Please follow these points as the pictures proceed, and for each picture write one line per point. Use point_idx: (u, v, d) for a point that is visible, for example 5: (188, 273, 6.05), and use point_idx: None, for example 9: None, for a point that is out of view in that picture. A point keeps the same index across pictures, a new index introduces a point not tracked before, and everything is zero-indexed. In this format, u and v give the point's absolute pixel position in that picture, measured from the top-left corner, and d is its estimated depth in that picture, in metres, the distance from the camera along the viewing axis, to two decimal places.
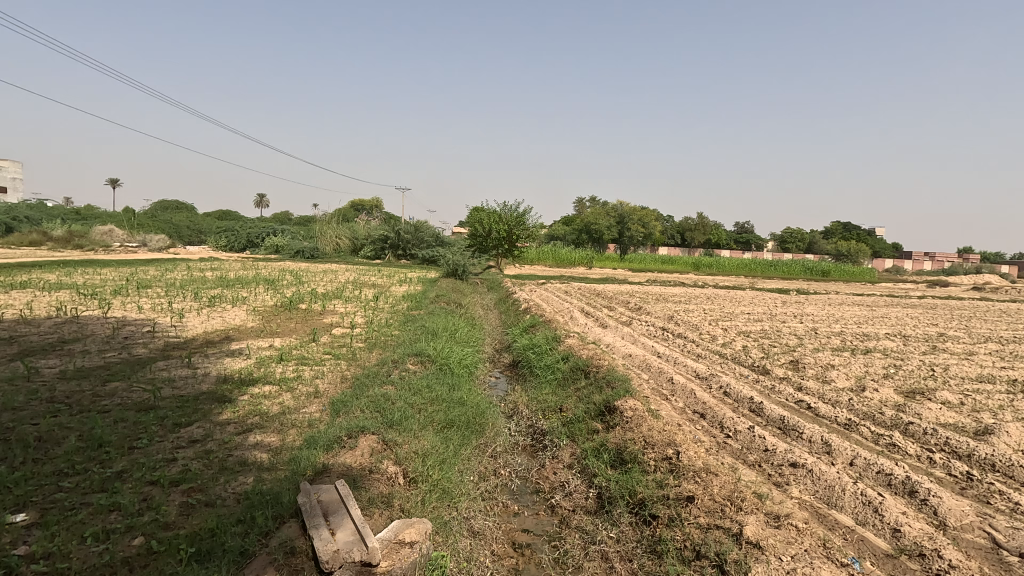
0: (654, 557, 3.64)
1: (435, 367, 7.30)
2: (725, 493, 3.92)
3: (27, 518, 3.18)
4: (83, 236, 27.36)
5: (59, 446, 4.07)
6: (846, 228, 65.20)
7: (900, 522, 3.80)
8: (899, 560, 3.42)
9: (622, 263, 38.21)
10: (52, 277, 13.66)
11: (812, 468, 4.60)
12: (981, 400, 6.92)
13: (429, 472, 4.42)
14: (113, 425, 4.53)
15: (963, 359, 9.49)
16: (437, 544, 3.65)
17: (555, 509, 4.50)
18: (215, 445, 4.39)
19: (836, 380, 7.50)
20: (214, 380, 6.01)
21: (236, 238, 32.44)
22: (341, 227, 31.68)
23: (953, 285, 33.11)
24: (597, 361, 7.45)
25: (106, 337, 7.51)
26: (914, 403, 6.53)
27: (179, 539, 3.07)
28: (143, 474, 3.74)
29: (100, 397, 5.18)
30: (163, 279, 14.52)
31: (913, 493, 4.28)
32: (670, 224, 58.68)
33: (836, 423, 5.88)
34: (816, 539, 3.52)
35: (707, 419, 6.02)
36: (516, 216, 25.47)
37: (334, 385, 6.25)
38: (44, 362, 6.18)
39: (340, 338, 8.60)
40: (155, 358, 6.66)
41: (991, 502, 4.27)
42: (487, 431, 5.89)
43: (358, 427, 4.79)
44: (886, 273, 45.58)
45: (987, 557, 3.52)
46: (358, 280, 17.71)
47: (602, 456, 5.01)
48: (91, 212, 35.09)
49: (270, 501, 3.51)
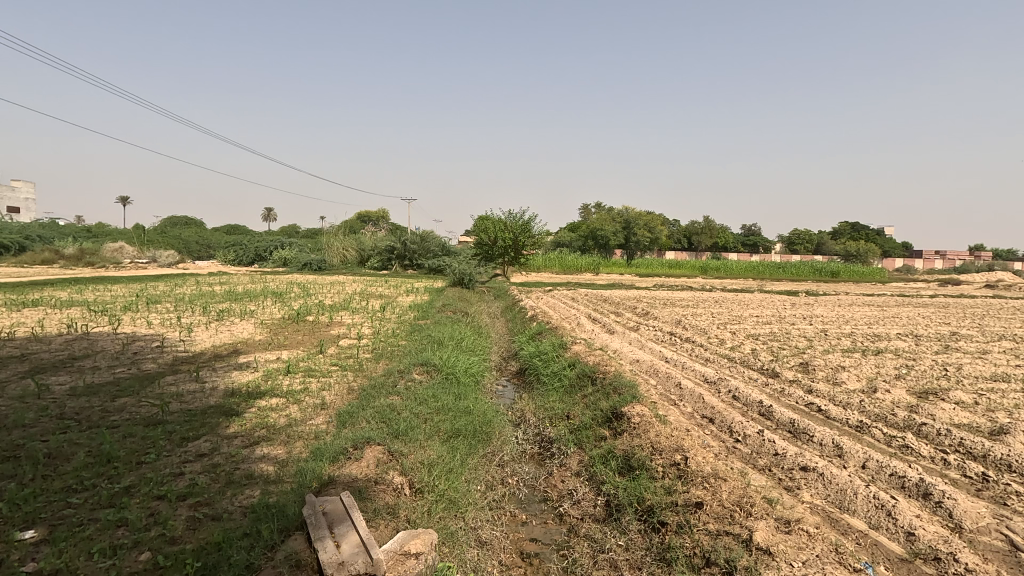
0: (664, 565, 3.58)
1: (441, 376, 7.29)
2: (735, 499, 3.87)
3: (36, 535, 3.21)
4: (95, 253, 27.58)
5: (68, 463, 4.10)
6: (855, 228, 64.46)
7: (914, 526, 3.73)
8: (913, 564, 3.37)
9: (629, 267, 38.22)
10: (64, 294, 13.83)
11: (823, 471, 4.52)
12: (996, 399, 6.78)
13: (436, 483, 4.39)
14: (121, 440, 4.56)
15: (976, 358, 9.34)
16: (443, 555, 3.61)
17: (563, 517, 4.46)
18: (221, 458, 4.40)
19: (847, 382, 7.40)
20: (223, 394, 6.04)
21: (244, 252, 32.69)
22: (348, 238, 31.93)
23: (963, 284, 32.70)
24: (604, 367, 7.43)
25: (116, 353, 7.58)
26: (927, 404, 6.44)
27: (185, 554, 3.07)
28: (151, 489, 3.76)
29: (108, 413, 5.21)
30: (172, 294, 14.67)
31: (927, 495, 4.20)
32: (677, 227, 58.56)
33: (848, 425, 5.80)
34: (828, 544, 3.44)
35: (715, 423, 5.97)
36: (522, 224, 25.42)
37: (340, 396, 6.26)
38: (56, 379, 6.24)
39: (347, 350, 8.61)
40: (163, 374, 6.69)
41: (1008, 503, 4.18)
42: (494, 440, 5.84)
43: (364, 438, 4.81)
44: (897, 272, 45.18)
45: (1005, 560, 3.44)
46: (365, 290, 17.87)
47: (611, 463, 4.97)
48: (104, 230, 35.50)
49: (276, 513, 3.51)
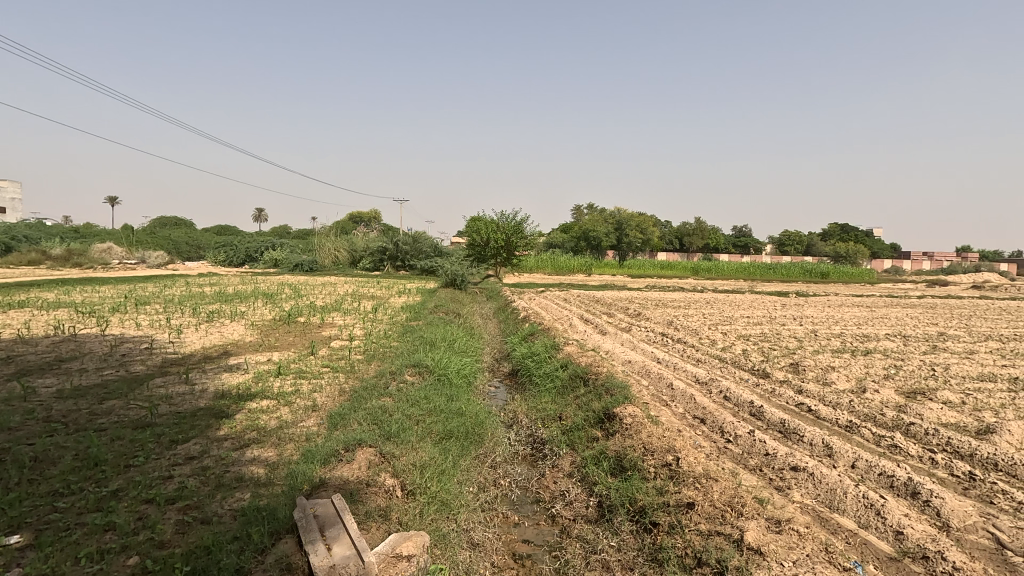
0: (655, 566, 3.59)
1: (434, 378, 7.26)
2: (725, 499, 3.89)
3: (22, 540, 3.16)
4: (83, 253, 27.21)
5: (55, 466, 4.05)
6: (844, 229, 65.18)
7: (902, 524, 3.76)
8: (902, 563, 3.40)
9: (621, 268, 38.36)
10: (51, 296, 13.64)
11: (813, 471, 4.56)
12: (982, 399, 6.88)
13: (428, 485, 4.37)
14: (110, 443, 4.50)
15: (964, 358, 9.46)
16: (435, 557, 3.60)
17: (555, 518, 4.47)
18: (211, 461, 4.36)
19: (837, 382, 7.48)
20: (213, 396, 5.99)
21: (234, 252, 32.38)
22: (340, 239, 31.79)
23: (951, 285, 33.09)
24: (596, 368, 7.45)
25: (104, 355, 7.48)
26: (914, 404, 6.51)
27: (174, 558, 3.04)
28: (139, 493, 3.71)
29: (96, 416, 5.14)
30: (162, 295, 14.52)
31: (916, 494, 4.25)
32: (669, 227, 58.84)
33: (837, 425, 5.86)
34: (818, 543, 3.47)
35: (706, 423, 5.99)
36: (514, 224, 25.41)
37: (332, 398, 6.22)
38: (42, 382, 6.15)
39: (339, 351, 8.57)
40: (152, 376, 6.62)
41: (994, 501, 4.24)
42: (487, 441, 5.83)
43: (356, 440, 4.78)
44: (886, 273, 45.69)
45: (992, 557, 3.49)
46: (357, 291, 17.80)
47: (603, 464, 4.98)
48: (92, 230, 35.05)
49: (266, 516, 3.48)
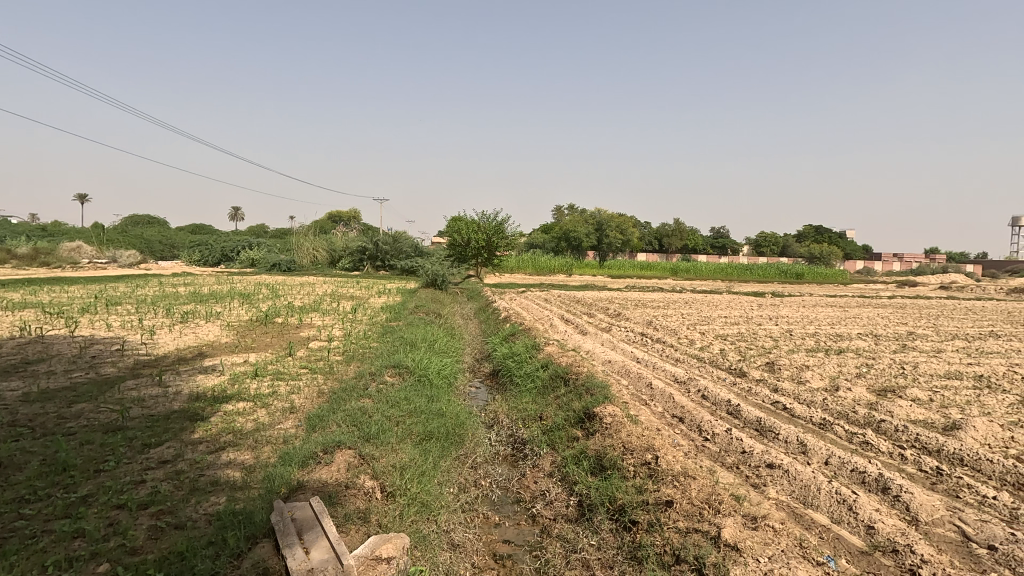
0: (635, 564, 3.61)
1: (414, 379, 7.21)
2: (703, 496, 3.94)
3: None
4: (50, 252, 26.30)
5: (20, 472, 3.89)
6: (818, 232, 66.81)
7: (874, 518, 3.86)
8: (873, 556, 3.48)
9: (602, 268, 38.67)
10: (15, 296, 13.14)
11: (788, 468, 4.65)
12: (949, 396, 7.11)
13: (407, 486, 4.33)
14: (78, 447, 4.35)
15: (931, 357, 9.77)
16: (415, 559, 3.57)
17: (536, 518, 4.46)
18: (186, 465, 4.25)
19: (811, 380, 7.65)
20: (187, 398, 5.83)
21: (210, 252, 31.66)
22: (319, 239, 31.35)
23: (918, 286, 34.18)
24: (577, 368, 7.48)
25: (72, 357, 7.23)
26: (885, 401, 6.69)
27: (146, 564, 2.95)
28: (110, 498, 3.60)
29: (64, 419, 4.96)
30: (133, 295, 14.12)
31: (886, 490, 4.36)
32: (649, 228, 59.50)
33: (811, 423, 5.99)
34: (793, 538, 3.54)
35: (685, 422, 6.06)
36: (495, 225, 25.39)
37: (310, 400, 6.12)
38: (6, 385, 5.91)
39: (317, 352, 8.44)
40: (123, 378, 6.42)
41: (959, 495, 4.38)
42: (468, 442, 5.80)
43: (334, 442, 4.70)
44: (858, 274, 46.96)
45: (958, 549, 3.60)
46: (336, 291, 17.58)
47: (583, 463, 5.00)
48: (59, 228, 33.90)
49: (243, 521, 3.41)
